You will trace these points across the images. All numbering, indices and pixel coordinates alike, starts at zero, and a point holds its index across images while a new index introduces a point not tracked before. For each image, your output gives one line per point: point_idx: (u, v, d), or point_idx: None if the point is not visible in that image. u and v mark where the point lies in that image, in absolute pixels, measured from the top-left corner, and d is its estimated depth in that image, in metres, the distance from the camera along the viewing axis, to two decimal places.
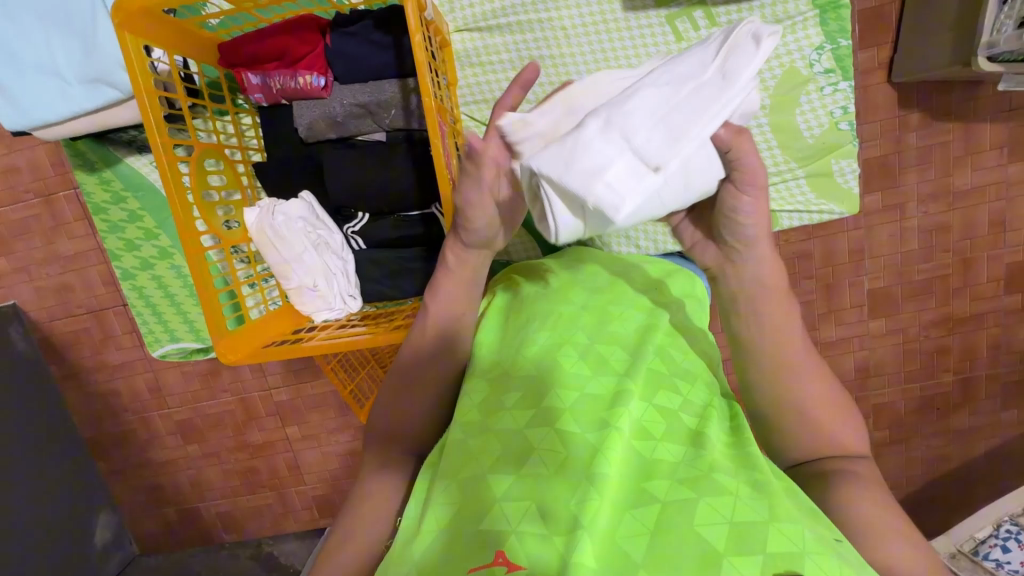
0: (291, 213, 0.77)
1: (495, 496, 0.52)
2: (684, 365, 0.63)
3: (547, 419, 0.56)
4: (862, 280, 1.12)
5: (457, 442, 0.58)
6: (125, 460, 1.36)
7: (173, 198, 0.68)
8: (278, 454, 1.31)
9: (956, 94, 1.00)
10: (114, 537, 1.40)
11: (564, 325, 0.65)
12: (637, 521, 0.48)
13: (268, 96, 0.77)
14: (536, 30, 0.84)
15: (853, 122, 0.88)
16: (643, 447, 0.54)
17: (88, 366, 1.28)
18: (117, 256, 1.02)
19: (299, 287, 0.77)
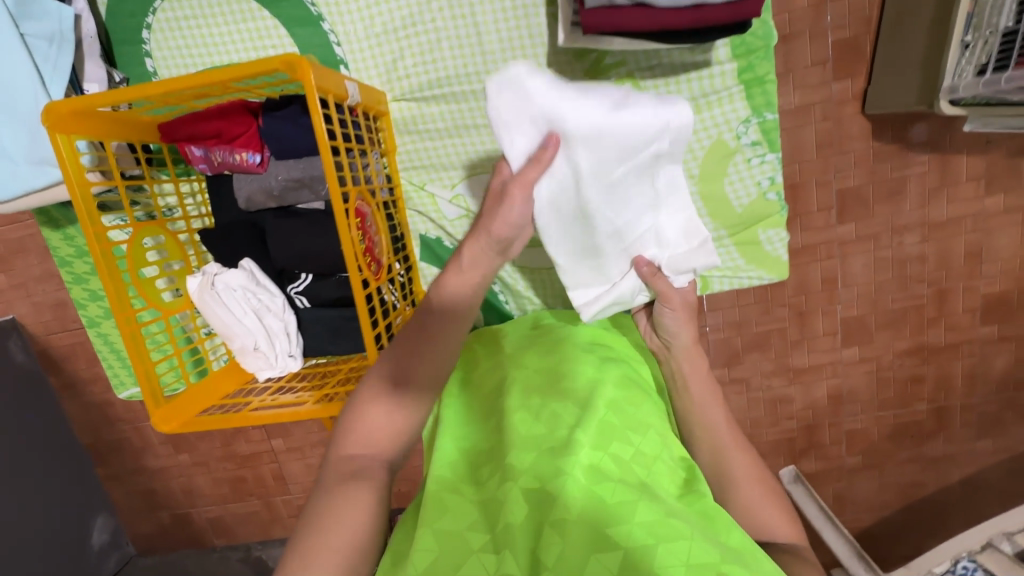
0: (231, 283, 0.79)
1: (473, 547, 0.56)
2: (633, 421, 0.67)
3: (511, 476, 0.60)
4: (836, 309, 1.12)
5: (436, 494, 0.62)
6: (119, 466, 1.41)
7: (107, 285, 0.72)
8: (265, 464, 1.36)
9: (932, 125, 0.99)
10: (112, 538, 1.47)
11: (521, 390, 0.70)
12: (601, 564, 0.51)
13: (211, 167, 0.80)
14: (471, 100, 0.86)
15: (779, 193, 0.89)
16: (600, 491, 0.57)
17: (83, 378, 1.33)
18: (83, 304, 1.06)
19: (242, 348, 0.80)
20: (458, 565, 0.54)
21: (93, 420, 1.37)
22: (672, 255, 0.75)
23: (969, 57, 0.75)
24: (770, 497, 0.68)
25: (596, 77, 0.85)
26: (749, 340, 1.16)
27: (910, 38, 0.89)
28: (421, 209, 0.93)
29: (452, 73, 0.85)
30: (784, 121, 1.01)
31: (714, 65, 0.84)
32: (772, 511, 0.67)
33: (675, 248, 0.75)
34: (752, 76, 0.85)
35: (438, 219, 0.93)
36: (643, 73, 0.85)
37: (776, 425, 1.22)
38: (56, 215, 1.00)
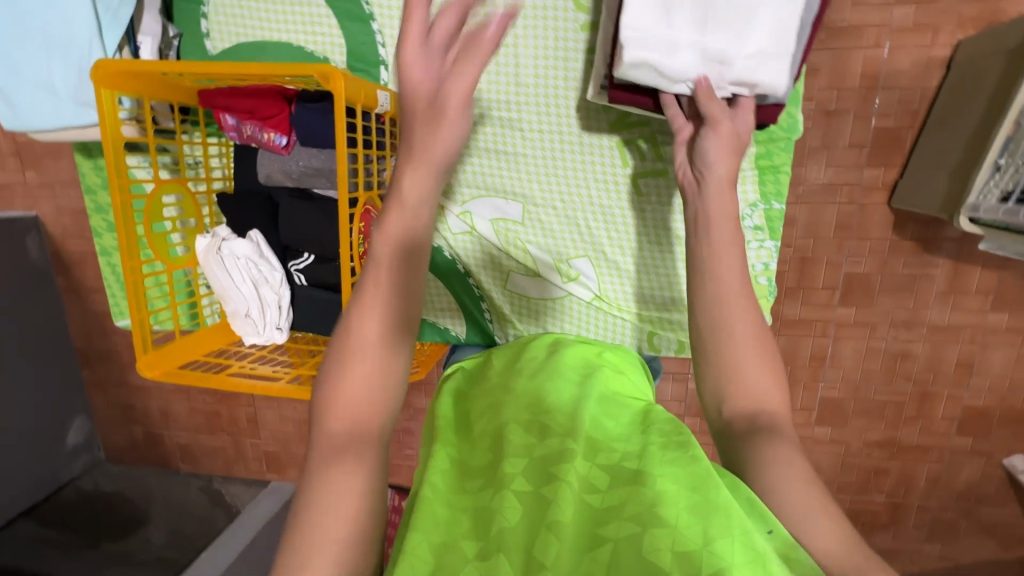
0: (236, 251, 0.81)
1: (466, 556, 0.45)
2: (618, 432, 0.57)
3: (502, 481, 0.50)
4: (817, 386, 1.13)
5: (427, 501, 0.51)
6: (105, 375, 1.47)
7: (122, 236, 0.75)
8: (241, 406, 1.41)
9: (954, 231, 0.99)
10: (85, 441, 1.53)
11: (512, 403, 0.60)
12: (593, 565, 0.42)
13: (240, 138, 0.82)
14: (491, 124, 0.81)
15: (770, 279, 0.87)
16: (590, 500, 0.48)
17: (89, 286, 1.38)
18: (99, 233, 1.09)
19: (234, 312, 0.82)
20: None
21: (90, 327, 1.42)
22: (756, 53, 0.64)
23: (998, 179, 0.76)
24: (765, 367, 0.58)
25: (618, 129, 0.79)
26: None
27: (951, 143, 0.89)
28: None
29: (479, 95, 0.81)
30: (811, 194, 1.01)
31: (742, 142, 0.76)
32: (766, 380, 0.58)
33: (763, 50, 0.65)
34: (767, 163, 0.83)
35: (443, 231, 0.87)
36: (667, 136, 0.78)
37: None
38: (90, 144, 1.03)
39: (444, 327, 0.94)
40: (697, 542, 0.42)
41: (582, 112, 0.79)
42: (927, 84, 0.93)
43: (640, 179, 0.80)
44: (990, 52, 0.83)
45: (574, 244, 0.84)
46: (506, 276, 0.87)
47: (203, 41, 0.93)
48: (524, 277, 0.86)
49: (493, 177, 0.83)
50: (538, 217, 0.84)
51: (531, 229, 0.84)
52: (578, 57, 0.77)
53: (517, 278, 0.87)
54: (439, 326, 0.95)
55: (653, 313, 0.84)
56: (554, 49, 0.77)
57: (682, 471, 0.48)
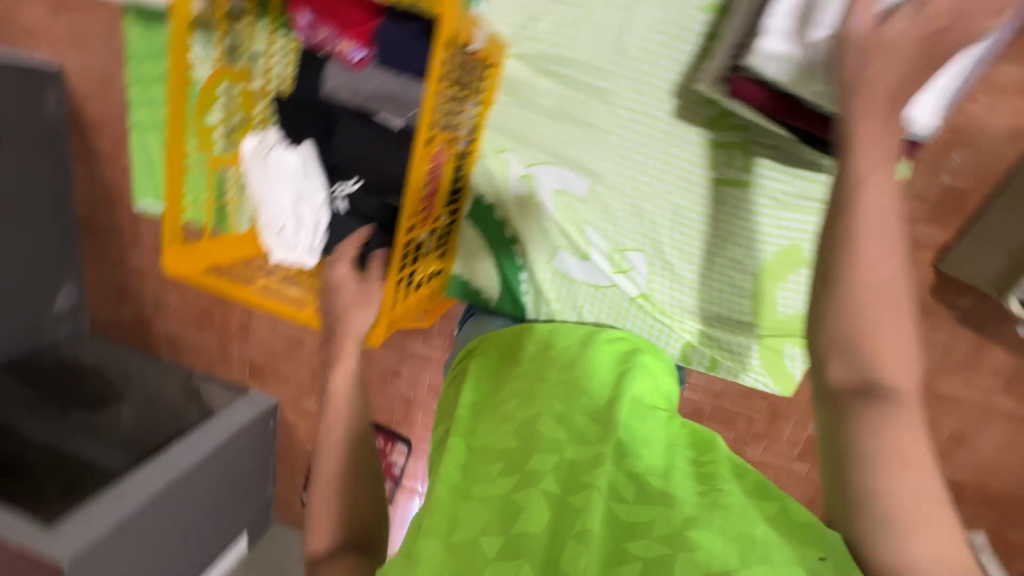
0: (283, 161, 0.78)
1: (488, 555, 0.47)
2: (643, 436, 0.58)
3: (529, 484, 0.51)
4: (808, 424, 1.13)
5: (439, 501, 0.53)
6: (103, 249, 1.44)
7: (172, 120, 0.72)
8: (236, 311, 1.39)
9: (991, 307, 0.97)
10: (72, 309, 1.51)
11: (544, 398, 0.61)
12: None
13: (308, 40, 0.77)
14: (583, 92, 0.78)
15: None
16: (618, 510, 0.50)
17: (102, 155, 1.32)
18: (136, 105, 1.03)
19: (267, 224, 0.81)
20: None
21: (96, 196, 1.38)
22: None
23: None
24: (902, 328, 0.44)
25: (714, 128, 0.75)
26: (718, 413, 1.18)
27: None
28: (490, 172, 0.85)
29: (578, 57, 0.76)
30: None
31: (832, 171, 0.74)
32: (901, 351, 0.44)
33: None
34: None
35: (502, 188, 0.85)
36: (762, 145, 0.74)
37: None
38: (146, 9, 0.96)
39: (476, 291, 0.91)
40: (735, 561, 0.43)
41: (678, 100, 0.75)
42: (1011, 152, 0.88)
43: (719, 186, 0.77)
44: None
45: (632, 237, 0.83)
46: (552, 253, 0.87)
47: None
48: (572, 258, 0.86)
49: (567, 148, 0.81)
50: (603, 200, 0.82)
51: (594, 210, 0.83)
52: (691, 40, 0.72)
53: (565, 256, 0.86)
54: (470, 287, 0.92)
55: (692, 322, 0.85)
56: (666, 23, 0.72)
57: (712, 497, 0.50)
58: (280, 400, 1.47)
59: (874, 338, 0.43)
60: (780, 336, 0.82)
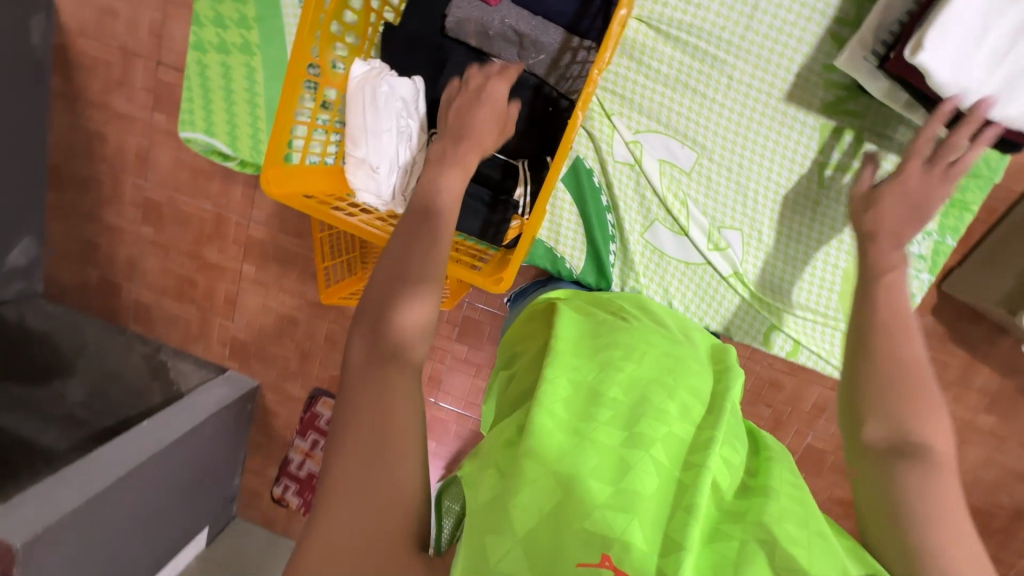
0: (396, 90, 0.73)
1: (596, 500, 0.46)
2: (737, 432, 0.57)
3: (641, 446, 0.49)
4: (808, 434, 1.17)
5: (549, 430, 0.50)
6: (76, 203, 1.30)
7: (308, 17, 0.63)
8: (224, 282, 1.29)
9: (980, 329, 1.05)
10: (27, 265, 1.30)
11: (652, 363, 0.59)
12: (716, 558, 0.45)
13: None
14: (704, 63, 0.82)
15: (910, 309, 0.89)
16: (714, 494, 0.49)
17: (89, 99, 1.20)
18: (199, 22, 0.92)
19: (362, 158, 0.73)
20: (583, 512, 0.45)
21: (76, 145, 1.25)
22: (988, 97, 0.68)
23: None
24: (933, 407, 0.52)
25: (826, 113, 0.82)
26: None
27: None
28: (594, 132, 0.89)
29: (704, 27, 0.81)
30: None
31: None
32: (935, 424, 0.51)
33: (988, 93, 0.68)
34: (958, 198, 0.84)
35: (607, 153, 0.89)
36: (872, 133, 0.82)
37: None
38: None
39: (560, 257, 0.93)
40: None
41: (796, 78, 0.81)
42: (1015, 186, 0.96)
43: (825, 169, 0.84)
44: None
45: (733, 214, 0.89)
46: (647, 224, 0.91)
47: None
48: (668, 231, 0.91)
49: (678, 118, 0.85)
50: (706, 174, 0.87)
51: (695, 183, 0.88)
52: (820, 22, 0.78)
53: (660, 229, 0.91)
54: (554, 253, 0.94)
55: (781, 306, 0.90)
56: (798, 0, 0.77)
57: (803, 505, 0.50)
58: (262, 382, 1.36)
59: (909, 414, 0.51)
60: None
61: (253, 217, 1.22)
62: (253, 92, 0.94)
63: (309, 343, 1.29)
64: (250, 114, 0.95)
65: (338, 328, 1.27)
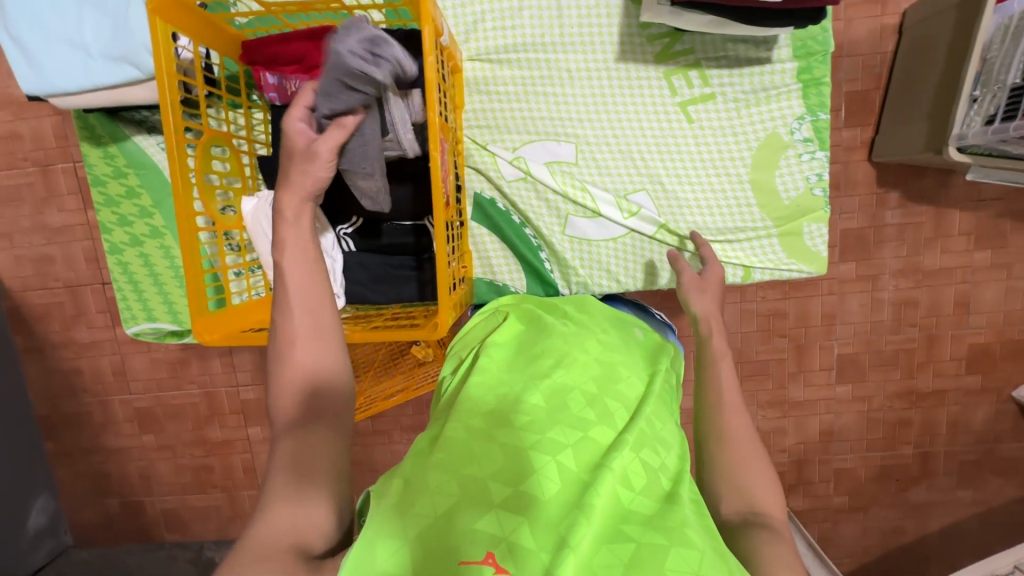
0: None
1: (493, 501, 0.46)
2: (666, 436, 0.55)
3: (550, 450, 0.50)
4: (832, 344, 1.16)
5: (460, 441, 0.51)
6: (75, 443, 1.31)
7: (176, 178, 0.68)
8: (237, 454, 1.29)
9: (930, 178, 1.08)
10: (50, 523, 1.32)
11: (579, 372, 0.59)
12: (609, 558, 0.42)
13: (281, 96, 0.81)
14: (542, 67, 0.89)
15: (825, 189, 0.91)
16: (624, 494, 0.47)
17: (54, 342, 1.25)
18: (107, 229, 0.99)
19: None
20: (477, 512, 0.45)
21: (55, 389, 1.28)
22: None
23: (976, 110, 0.86)
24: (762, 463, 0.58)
25: (663, 61, 0.88)
26: (749, 368, 1.18)
27: (919, 92, 0.96)
28: (480, 165, 0.92)
29: (527, 40, 0.88)
30: None
31: (775, 63, 0.88)
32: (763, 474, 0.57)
33: None
34: (810, 76, 0.88)
35: (497, 177, 0.93)
36: (709, 61, 0.88)
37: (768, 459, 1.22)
38: (100, 131, 0.94)
39: (502, 284, 0.97)
40: None
41: (624, 45, 0.88)
42: (884, 48, 1.03)
43: (688, 107, 0.90)
44: (936, 11, 0.92)
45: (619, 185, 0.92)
46: (563, 221, 0.94)
47: (229, 7, 0.85)
48: (583, 219, 0.93)
49: (540, 121, 0.91)
50: (587, 158, 0.92)
51: (580, 169, 0.92)
52: None
53: (576, 220, 0.94)
54: (496, 284, 0.98)
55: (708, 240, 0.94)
56: None
57: (708, 520, 0.48)
58: None
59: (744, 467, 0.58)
60: (794, 219, 0.92)
61: (239, 381, 1.24)
62: (177, 265, 0.98)
63: None
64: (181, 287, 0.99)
65: (359, 449, 1.26)
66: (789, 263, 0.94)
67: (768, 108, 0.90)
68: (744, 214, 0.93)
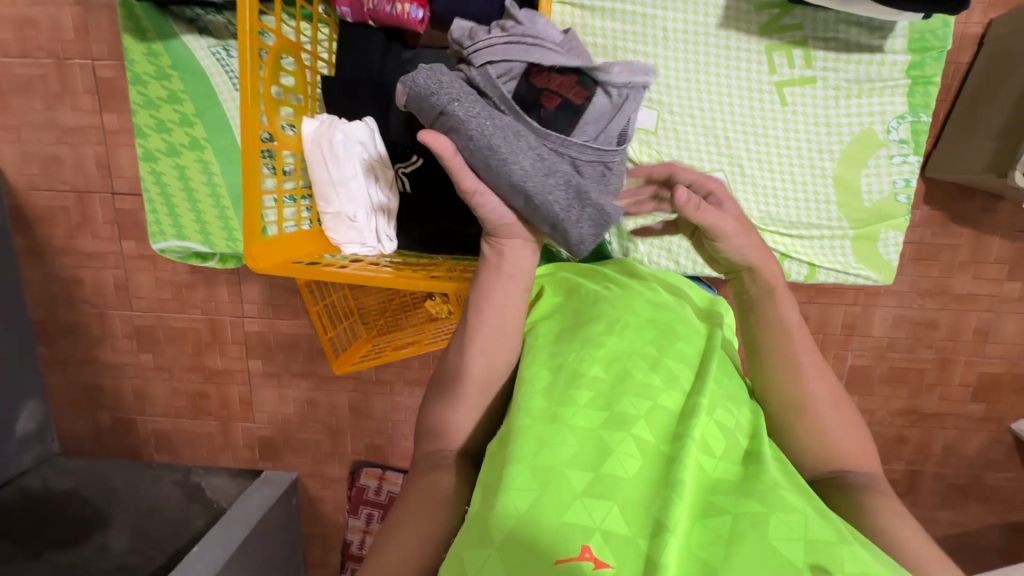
0: (351, 135, 0.73)
1: (575, 489, 0.46)
2: (735, 394, 0.58)
3: (622, 424, 0.51)
4: (847, 354, 1.16)
5: (528, 427, 0.52)
6: (69, 352, 1.28)
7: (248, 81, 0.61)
8: (235, 385, 1.27)
9: (977, 201, 1.05)
10: (38, 429, 1.30)
11: (635, 336, 0.60)
12: (713, 532, 0.44)
13: (355, 13, 0.76)
14: (639, 23, 0.84)
15: (909, 197, 0.89)
16: (706, 462, 0.50)
17: (56, 248, 1.20)
18: (144, 134, 0.94)
19: (337, 213, 0.74)
20: (562, 506, 0.46)
21: (53, 295, 1.24)
22: None
23: None
24: (845, 415, 0.60)
25: (767, 35, 0.84)
26: None
27: (991, 111, 0.92)
28: None
29: None
30: None
31: (886, 53, 0.84)
32: (847, 427, 0.59)
33: None
34: (919, 73, 0.84)
35: None
36: (816, 42, 0.84)
37: None
38: (147, 26, 0.88)
39: None
40: (830, 536, 0.44)
41: (729, 12, 0.83)
42: (962, 59, 0.98)
43: (785, 87, 0.86)
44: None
45: (706, 159, 0.89)
46: None
47: None
48: None
49: None
50: (673, 128, 0.88)
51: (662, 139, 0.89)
52: None
53: None
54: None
55: (781, 233, 0.91)
56: None
57: (795, 478, 0.51)
58: (300, 473, 1.33)
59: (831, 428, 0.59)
60: (872, 224, 0.90)
61: (245, 312, 1.21)
62: (213, 184, 0.94)
63: (336, 419, 1.27)
64: (215, 207, 0.95)
65: (359, 396, 1.25)
66: (856, 267, 0.93)
67: (856, 101, 0.86)
68: (824, 211, 0.90)
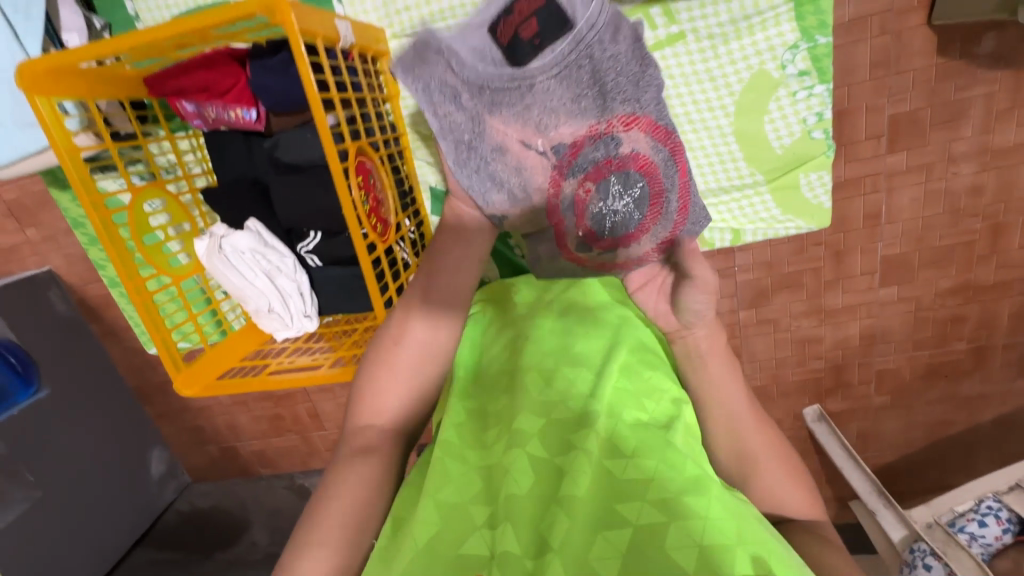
0: (239, 244, 0.84)
1: (477, 522, 0.63)
2: (646, 387, 0.73)
3: (519, 445, 0.67)
4: (877, 247, 1.06)
5: (444, 460, 0.70)
6: (168, 405, 1.51)
7: (111, 251, 0.81)
8: (300, 403, 1.44)
9: (1011, 35, 0.87)
10: (168, 468, 1.59)
11: (536, 352, 0.76)
12: (603, 541, 0.58)
13: (205, 122, 0.88)
14: None
15: (827, 130, 0.91)
16: (610, 470, 0.64)
17: (123, 326, 1.39)
18: None
19: (257, 309, 0.88)
20: (461, 540, 0.62)
21: (138, 364, 1.44)
22: None
23: None
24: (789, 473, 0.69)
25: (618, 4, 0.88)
26: (779, 280, 1.12)
27: None
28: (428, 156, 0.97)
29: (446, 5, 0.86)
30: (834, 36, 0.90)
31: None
32: (786, 482, 0.68)
33: None
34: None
35: None
36: None
37: (802, 365, 1.20)
38: None
39: None
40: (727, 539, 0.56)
41: None
42: None
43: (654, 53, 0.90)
44: None
45: None
46: None
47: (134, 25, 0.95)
48: None
49: None
50: None
51: None
52: None
53: None
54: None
55: None
56: None
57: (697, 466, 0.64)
58: None
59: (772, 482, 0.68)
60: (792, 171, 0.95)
61: None
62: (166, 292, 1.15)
63: None
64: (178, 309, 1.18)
65: None
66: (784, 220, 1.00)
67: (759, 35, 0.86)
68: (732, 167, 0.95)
